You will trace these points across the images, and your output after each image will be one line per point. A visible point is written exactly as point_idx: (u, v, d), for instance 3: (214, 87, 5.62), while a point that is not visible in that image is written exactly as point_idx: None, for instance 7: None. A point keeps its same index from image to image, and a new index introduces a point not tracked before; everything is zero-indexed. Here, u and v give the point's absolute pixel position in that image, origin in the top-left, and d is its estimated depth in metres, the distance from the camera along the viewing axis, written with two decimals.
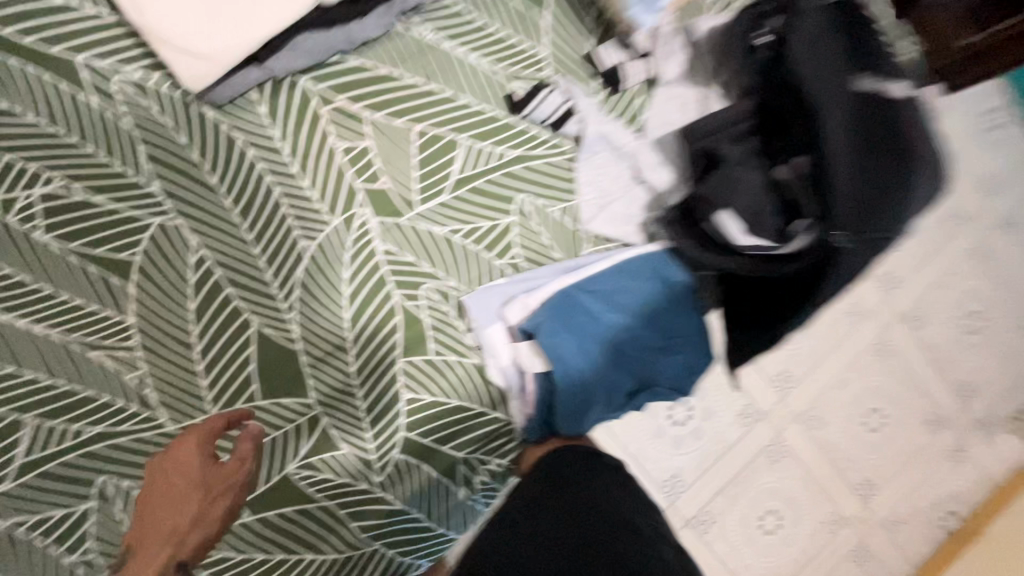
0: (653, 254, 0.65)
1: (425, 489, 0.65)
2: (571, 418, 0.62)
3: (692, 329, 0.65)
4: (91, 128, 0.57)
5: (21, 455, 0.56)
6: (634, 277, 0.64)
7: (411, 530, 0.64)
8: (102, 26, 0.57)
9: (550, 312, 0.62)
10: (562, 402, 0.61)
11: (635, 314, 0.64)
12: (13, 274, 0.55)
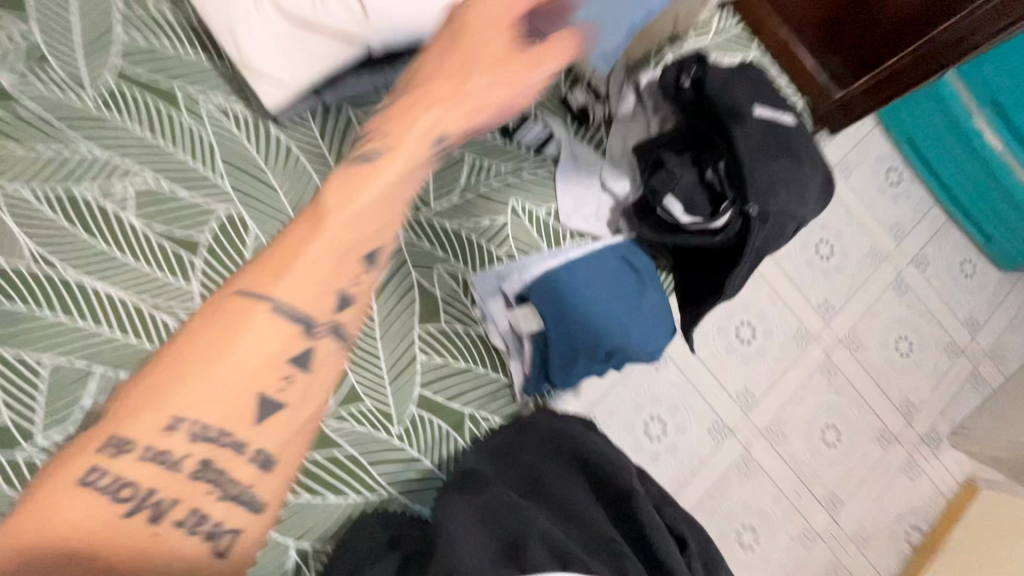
0: (619, 242, 0.81)
1: (436, 440, 0.75)
2: (561, 367, 0.74)
3: (655, 301, 0.80)
4: (179, 137, 0.72)
5: (87, 398, 0.65)
6: (605, 258, 0.79)
7: (423, 476, 0.74)
8: (195, 64, 0.75)
9: (541, 283, 0.76)
10: (554, 353, 0.75)
11: (611, 288, 0.78)
12: (104, 246, 0.68)
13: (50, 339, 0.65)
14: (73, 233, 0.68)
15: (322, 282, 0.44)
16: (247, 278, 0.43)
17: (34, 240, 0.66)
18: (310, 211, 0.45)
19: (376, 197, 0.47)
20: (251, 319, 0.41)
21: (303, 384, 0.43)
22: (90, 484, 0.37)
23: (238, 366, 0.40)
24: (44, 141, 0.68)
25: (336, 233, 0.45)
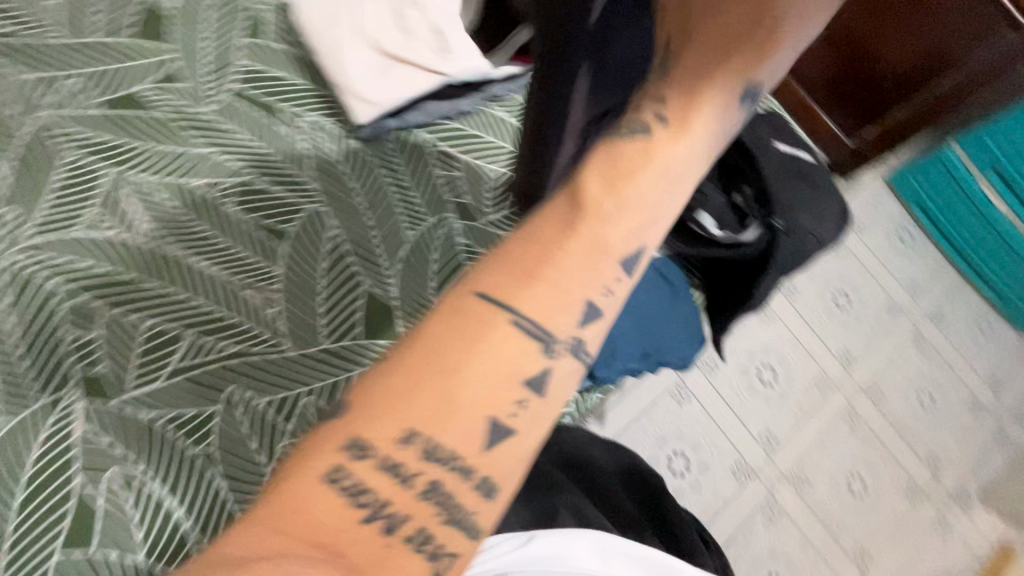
0: (656, 256, 0.88)
1: None
2: (603, 361, 0.79)
3: (687, 311, 0.87)
4: (278, 144, 0.84)
5: (176, 359, 0.73)
6: (645, 269, 0.85)
7: None
8: (297, 87, 0.88)
9: None
10: (598, 347, 0.79)
11: (649, 295, 0.84)
12: (207, 230, 0.79)
13: (154, 303, 0.74)
14: (182, 217, 0.78)
15: (561, 301, 0.46)
16: (488, 287, 0.45)
17: (151, 221, 0.77)
18: (561, 228, 0.48)
19: (614, 223, 0.49)
20: (493, 333, 0.43)
21: (538, 405, 0.45)
22: (335, 481, 0.40)
23: (487, 389, 0.43)
24: (169, 141, 0.81)
25: (587, 250, 0.48)
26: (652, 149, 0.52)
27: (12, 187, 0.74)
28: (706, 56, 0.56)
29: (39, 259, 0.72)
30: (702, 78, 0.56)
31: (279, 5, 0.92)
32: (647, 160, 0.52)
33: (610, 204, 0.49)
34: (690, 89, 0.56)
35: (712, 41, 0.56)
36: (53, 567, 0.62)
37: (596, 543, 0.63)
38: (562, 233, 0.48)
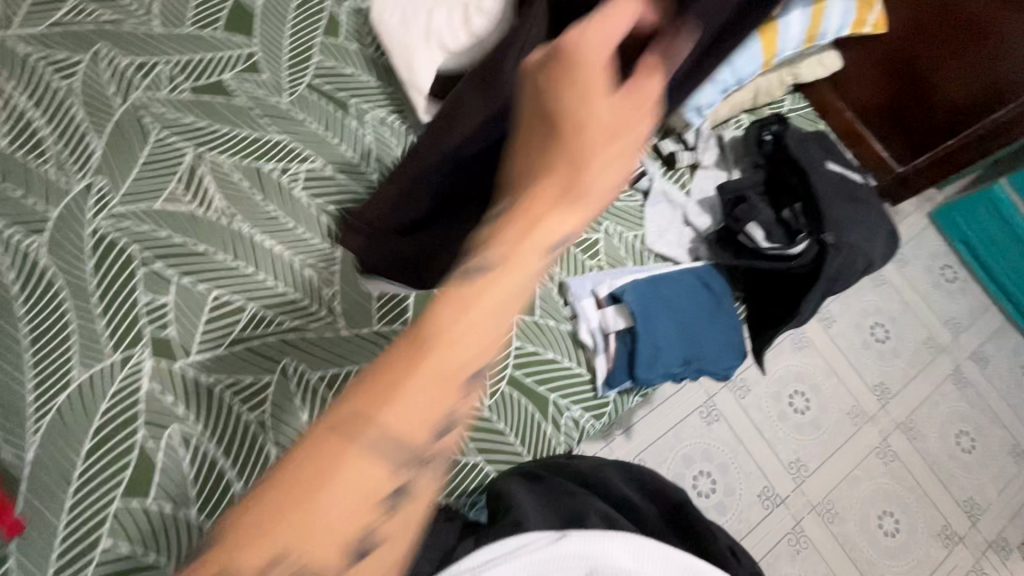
0: (699, 266, 0.90)
1: (523, 418, 0.81)
2: (647, 363, 0.81)
3: (731, 321, 0.88)
4: (347, 137, 0.90)
5: (239, 329, 0.76)
6: (689, 279, 0.88)
7: (507, 454, 0.79)
8: (367, 85, 0.93)
9: (634, 290, 0.85)
10: (642, 348, 0.82)
11: (692, 304, 0.86)
12: (275, 211, 0.83)
13: (222, 275, 0.78)
14: (254, 197, 0.83)
15: (415, 412, 0.32)
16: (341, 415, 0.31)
17: (226, 198, 0.82)
18: (397, 350, 0.33)
19: (522, 280, 0.36)
20: (352, 458, 0.30)
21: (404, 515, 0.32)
22: None
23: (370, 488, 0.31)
24: (247, 126, 0.86)
25: (429, 375, 0.32)
26: (536, 219, 0.36)
27: (104, 160, 0.80)
28: (609, 115, 0.38)
29: (123, 227, 0.77)
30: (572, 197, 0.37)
31: (354, 7, 0.97)
32: (530, 228, 0.36)
33: (474, 290, 0.34)
34: (565, 161, 0.37)
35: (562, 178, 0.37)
36: (113, 514, 0.66)
37: (630, 544, 0.60)
38: (450, 314, 0.33)
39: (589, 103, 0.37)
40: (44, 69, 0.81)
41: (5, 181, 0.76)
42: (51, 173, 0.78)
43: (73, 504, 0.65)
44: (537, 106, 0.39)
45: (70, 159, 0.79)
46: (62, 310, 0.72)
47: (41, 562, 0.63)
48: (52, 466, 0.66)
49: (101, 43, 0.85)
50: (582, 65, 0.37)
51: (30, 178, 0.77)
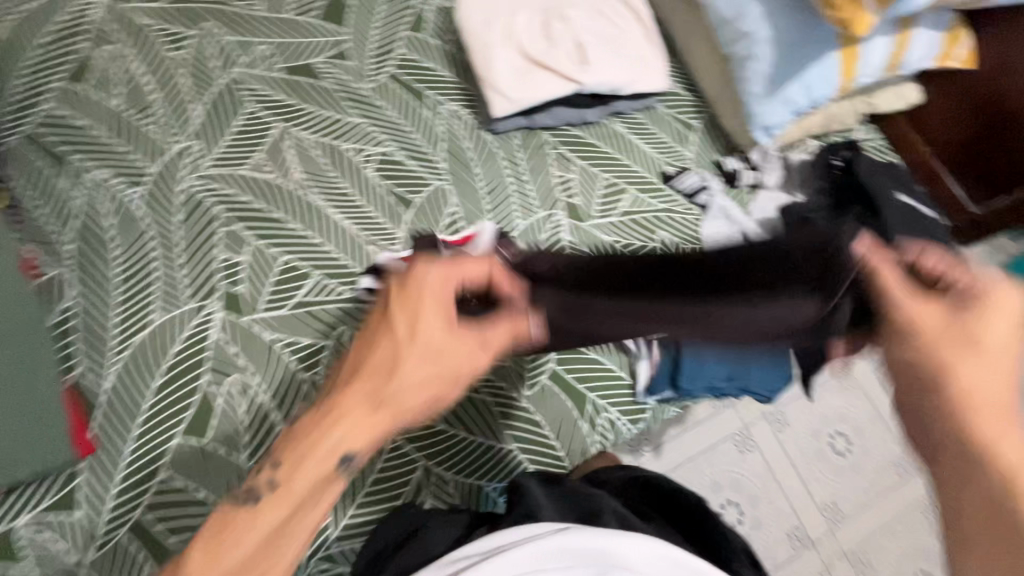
0: None
1: (560, 413, 0.82)
2: (689, 377, 0.82)
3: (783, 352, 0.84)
4: (419, 125, 0.94)
5: (302, 293, 0.81)
6: None
7: (542, 444, 0.81)
8: (444, 79, 0.98)
9: None
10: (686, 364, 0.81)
11: None
12: (346, 188, 0.88)
13: (292, 241, 0.83)
14: (328, 173, 0.88)
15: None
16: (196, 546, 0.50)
17: (303, 172, 0.87)
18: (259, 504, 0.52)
19: (324, 477, 0.53)
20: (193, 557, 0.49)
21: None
22: None
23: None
24: (330, 108, 0.92)
25: (259, 528, 0.51)
26: (327, 447, 0.52)
27: (200, 126, 0.86)
28: (431, 344, 0.54)
29: (210, 188, 0.83)
30: (383, 404, 0.53)
31: (440, 6, 1.02)
32: (332, 426, 0.53)
33: (259, 513, 0.51)
34: (390, 363, 0.54)
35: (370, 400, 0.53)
36: (172, 448, 0.71)
37: (640, 545, 0.53)
38: (239, 530, 0.50)
39: (423, 324, 0.55)
40: (160, 40, 0.89)
41: (115, 136, 0.83)
42: (154, 133, 0.85)
43: (138, 434, 0.70)
44: (382, 325, 0.56)
45: (172, 122, 0.86)
46: (150, 258, 0.78)
47: (105, 483, 0.68)
48: (125, 397, 0.72)
49: (211, 21, 0.92)
50: (419, 297, 0.56)
51: (135, 136, 0.84)
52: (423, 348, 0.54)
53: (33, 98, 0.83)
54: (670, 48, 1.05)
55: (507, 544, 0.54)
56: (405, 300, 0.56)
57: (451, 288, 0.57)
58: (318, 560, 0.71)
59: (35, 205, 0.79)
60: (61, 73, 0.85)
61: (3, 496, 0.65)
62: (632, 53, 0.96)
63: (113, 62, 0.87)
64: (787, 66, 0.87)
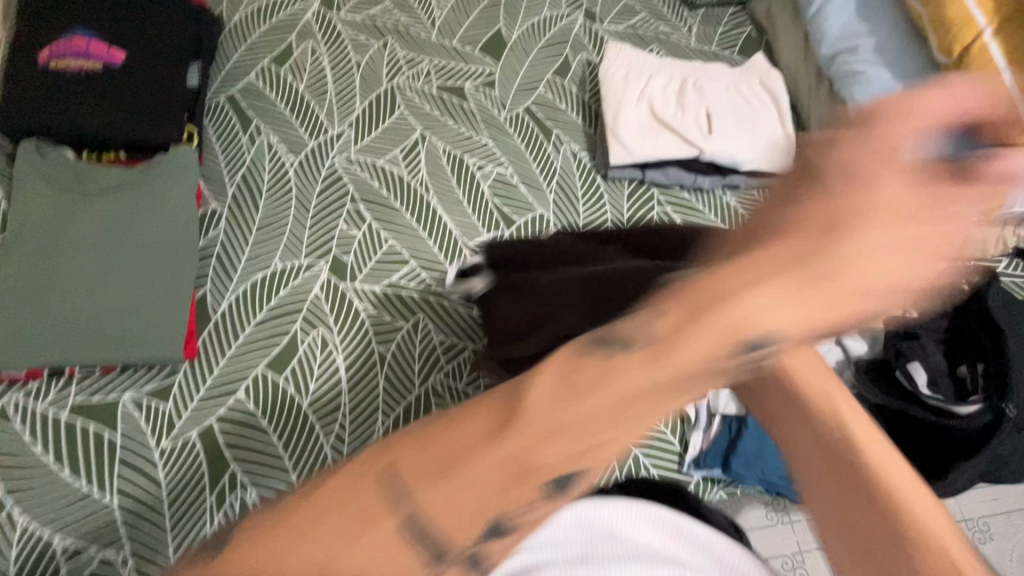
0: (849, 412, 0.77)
1: None
2: (746, 460, 0.77)
3: None
4: (540, 157, 1.01)
5: (396, 276, 0.89)
6: None
7: None
8: (573, 122, 1.05)
9: None
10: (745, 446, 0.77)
11: None
12: (460, 196, 0.96)
13: (401, 230, 0.92)
14: (448, 180, 0.97)
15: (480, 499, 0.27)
16: (401, 473, 0.26)
17: (428, 173, 0.97)
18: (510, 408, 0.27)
19: (671, 367, 0.29)
20: (400, 504, 0.26)
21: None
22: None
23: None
24: (467, 126, 1.02)
25: (554, 445, 0.27)
26: (734, 327, 0.29)
27: (358, 118, 1.00)
28: (898, 193, 0.31)
29: (350, 169, 0.96)
30: (838, 268, 0.30)
31: (590, 58, 1.10)
32: (729, 304, 0.29)
33: (535, 448, 0.27)
34: (831, 209, 0.31)
35: (801, 271, 0.30)
36: (253, 374, 0.80)
37: (683, 528, 0.51)
38: (555, 403, 0.27)
39: (888, 175, 0.31)
40: (349, 44, 1.06)
41: (291, 111, 0.99)
42: (321, 116, 0.99)
43: (232, 356, 0.81)
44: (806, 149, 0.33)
45: (337, 111, 1.00)
46: (286, 214, 0.91)
47: (195, 387, 0.78)
48: (232, 321, 0.83)
49: (391, 37, 1.07)
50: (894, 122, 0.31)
51: (307, 115, 0.99)
52: (909, 232, 0.31)
53: (243, 70, 1.01)
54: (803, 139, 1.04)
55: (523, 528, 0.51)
56: (862, 151, 0.31)
57: (957, 128, 0.32)
58: None
59: (217, 150, 0.95)
60: (269, 55, 1.03)
61: (122, 370, 0.78)
62: (760, 133, 0.97)
63: (309, 54, 1.04)
64: None
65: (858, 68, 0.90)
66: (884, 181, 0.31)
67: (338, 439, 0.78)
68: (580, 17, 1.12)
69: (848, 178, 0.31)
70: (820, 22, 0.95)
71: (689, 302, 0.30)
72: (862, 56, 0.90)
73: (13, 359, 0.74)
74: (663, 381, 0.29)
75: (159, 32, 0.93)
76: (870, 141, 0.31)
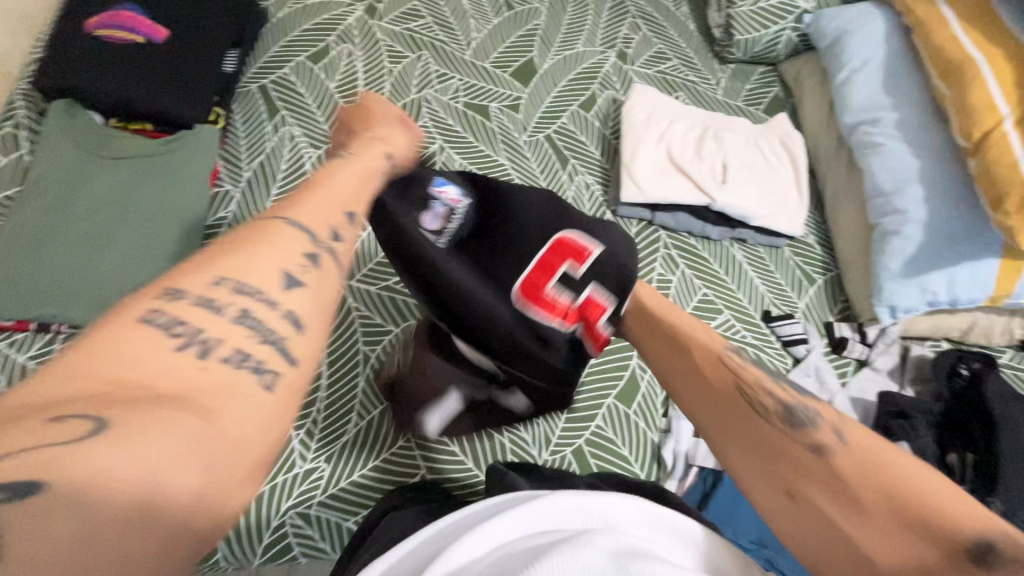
0: None
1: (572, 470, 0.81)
2: (724, 508, 0.77)
3: None
4: (554, 184, 1.01)
5: (394, 281, 0.89)
6: None
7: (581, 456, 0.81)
8: (591, 157, 1.06)
9: None
10: (724, 489, 0.78)
11: None
12: None
13: None
14: None
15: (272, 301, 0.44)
16: (182, 275, 0.44)
17: None
18: (228, 243, 0.48)
19: (293, 218, 0.52)
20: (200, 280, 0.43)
21: (310, 294, 0.47)
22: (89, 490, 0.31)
23: (266, 262, 0.46)
24: (485, 144, 1.03)
25: (265, 250, 0.47)
26: (317, 200, 0.56)
27: None
28: (339, 181, 0.61)
29: None
30: (324, 191, 0.57)
31: (615, 96, 1.12)
32: (300, 199, 0.55)
33: (233, 249, 0.47)
34: (325, 183, 0.60)
35: (311, 185, 0.59)
36: None
37: (635, 510, 0.49)
38: (263, 236, 0.48)
39: (326, 177, 0.61)
40: (385, 52, 1.08)
41: (317, 107, 1.01)
42: None
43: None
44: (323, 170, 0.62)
45: None
46: None
47: None
48: None
49: (427, 51, 1.09)
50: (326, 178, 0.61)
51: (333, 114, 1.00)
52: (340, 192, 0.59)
53: (279, 62, 1.04)
54: (817, 204, 1.03)
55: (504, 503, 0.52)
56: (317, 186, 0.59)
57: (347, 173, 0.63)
58: (295, 514, 0.74)
59: (239, 136, 0.97)
60: (306, 52, 1.05)
61: None
62: (774, 191, 0.97)
63: (344, 56, 1.06)
64: (940, 258, 0.82)
65: (878, 140, 0.90)
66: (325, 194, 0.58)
67: (308, 434, 0.77)
68: (612, 56, 1.14)
69: (330, 172, 0.62)
70: (847, 91, 0.96)
71: (300, 213, 0.53)
72: (884, 129, 0.90)
73: (6, 307, 0.75)
74: (268, 228, 0.50)
75: (204, 17, 0.96)
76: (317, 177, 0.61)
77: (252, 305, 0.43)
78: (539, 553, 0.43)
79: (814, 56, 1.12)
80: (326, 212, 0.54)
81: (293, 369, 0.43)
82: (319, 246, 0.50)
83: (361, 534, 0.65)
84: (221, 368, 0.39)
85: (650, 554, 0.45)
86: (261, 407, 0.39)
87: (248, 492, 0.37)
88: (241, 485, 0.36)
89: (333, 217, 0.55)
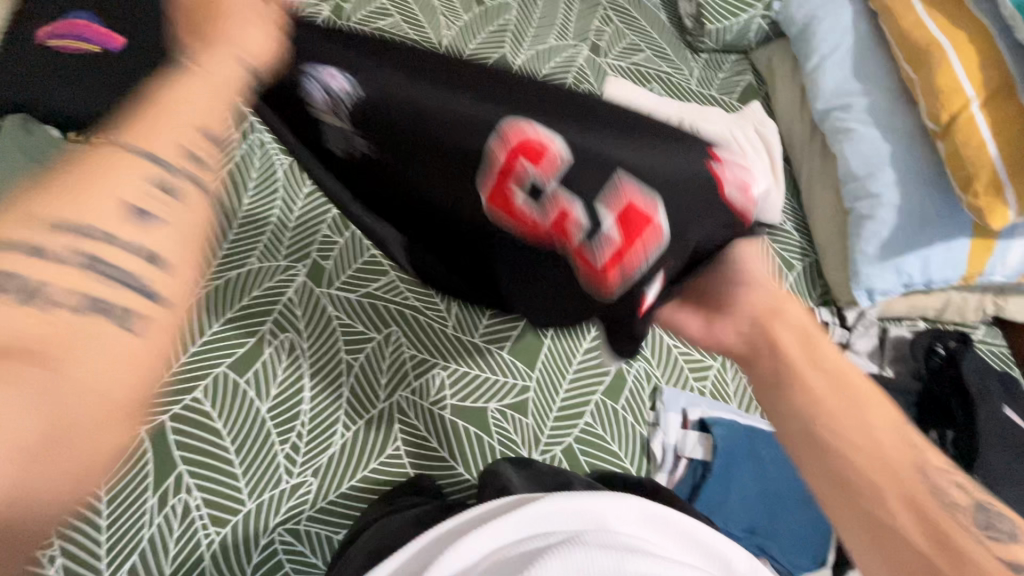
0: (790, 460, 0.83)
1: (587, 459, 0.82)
2: (711, 499, 0.78)
3: (801, 532, 0.80)
4: None
5: (374, 287, 0.87)
6: (776, 472, 0.81)
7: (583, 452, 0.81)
8: None
9: (727, 444, 0.81)
10: (712, 481, 0.79)
11: (768, 487, 0.80)
12: None
13: None
14: None
15: (109, 226, 0.37)
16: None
17: None
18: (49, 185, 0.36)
19: (138, 147, 0.39)
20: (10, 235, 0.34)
21: (168, 228, 0.39)
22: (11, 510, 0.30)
23: (104, 190, 0.37)
24: None
25: (97, 192, 0.37)
26: (167, 110, 0.42)
27: None
28: (201, 87, 0.43)
29: None
30: (174, 93, 0.42)
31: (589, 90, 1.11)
32: (152, 108, 0.41)
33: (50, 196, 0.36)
34: (176, 83, 0.43)
35: (151, 90, 0.43)
36: (214, 374, 0.77)
37: (627, 508, 0.49)
38: (100, 169, 0.38)
39: (171, 85, 0.42)
40: None
41: None
42: None
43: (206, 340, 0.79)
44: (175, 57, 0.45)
45: None
46: (269, 213, 0.89)
47: None
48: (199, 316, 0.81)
49: None
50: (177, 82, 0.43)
51: None
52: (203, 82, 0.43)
53: None
54: (794, 190, 1.04)
55: (497, 508, 0.51)
56: (160, 97, 0.42)
57: (233, 67, 0.46)
58: (284, 530, 0.73)
59: None
60: None
61: None
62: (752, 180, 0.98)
63: None
64: (914, 240, 0.83)
65: (850, 125, 0.91)
66: (173, 107, 0.42)
67: (293, 448, 0.76)
68: (585, 49, 1.13)
69: (184, 66, 0.44)
70: (818, 77, 0.96)
71: (154, 140, 0.40)
72: (855, 115, 0.91)
73: None
74: (99, 158, 0.38)
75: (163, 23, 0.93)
76: (164, 74, 0.44)
77: (89, 256, 0.35)
78: (532, 558, 0.43)
79: (784, 44, 1.13)
80: (179, 116, 0.42)
81: (164, 309, 0.37)
82: (176, 174, 0.40)
83: (351, 544, 0.65)
84: (70, 324, 0.33)
85: (645, 552, 0.44)
86: (126, 348, 0.35)
87: (118, 433, 0.33)
88: (108, 431, 0.32)
89: (188, 134, 0.42)
